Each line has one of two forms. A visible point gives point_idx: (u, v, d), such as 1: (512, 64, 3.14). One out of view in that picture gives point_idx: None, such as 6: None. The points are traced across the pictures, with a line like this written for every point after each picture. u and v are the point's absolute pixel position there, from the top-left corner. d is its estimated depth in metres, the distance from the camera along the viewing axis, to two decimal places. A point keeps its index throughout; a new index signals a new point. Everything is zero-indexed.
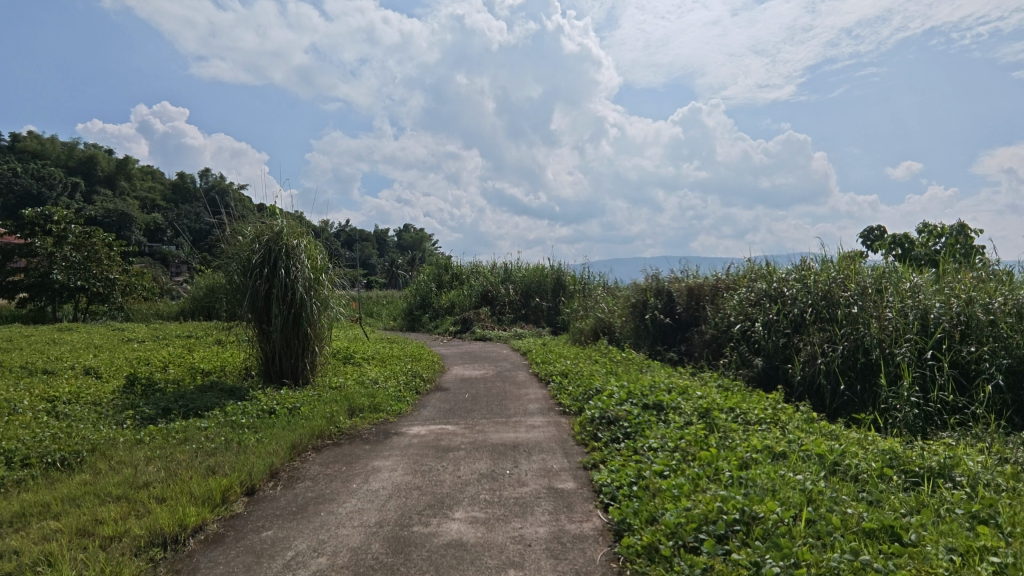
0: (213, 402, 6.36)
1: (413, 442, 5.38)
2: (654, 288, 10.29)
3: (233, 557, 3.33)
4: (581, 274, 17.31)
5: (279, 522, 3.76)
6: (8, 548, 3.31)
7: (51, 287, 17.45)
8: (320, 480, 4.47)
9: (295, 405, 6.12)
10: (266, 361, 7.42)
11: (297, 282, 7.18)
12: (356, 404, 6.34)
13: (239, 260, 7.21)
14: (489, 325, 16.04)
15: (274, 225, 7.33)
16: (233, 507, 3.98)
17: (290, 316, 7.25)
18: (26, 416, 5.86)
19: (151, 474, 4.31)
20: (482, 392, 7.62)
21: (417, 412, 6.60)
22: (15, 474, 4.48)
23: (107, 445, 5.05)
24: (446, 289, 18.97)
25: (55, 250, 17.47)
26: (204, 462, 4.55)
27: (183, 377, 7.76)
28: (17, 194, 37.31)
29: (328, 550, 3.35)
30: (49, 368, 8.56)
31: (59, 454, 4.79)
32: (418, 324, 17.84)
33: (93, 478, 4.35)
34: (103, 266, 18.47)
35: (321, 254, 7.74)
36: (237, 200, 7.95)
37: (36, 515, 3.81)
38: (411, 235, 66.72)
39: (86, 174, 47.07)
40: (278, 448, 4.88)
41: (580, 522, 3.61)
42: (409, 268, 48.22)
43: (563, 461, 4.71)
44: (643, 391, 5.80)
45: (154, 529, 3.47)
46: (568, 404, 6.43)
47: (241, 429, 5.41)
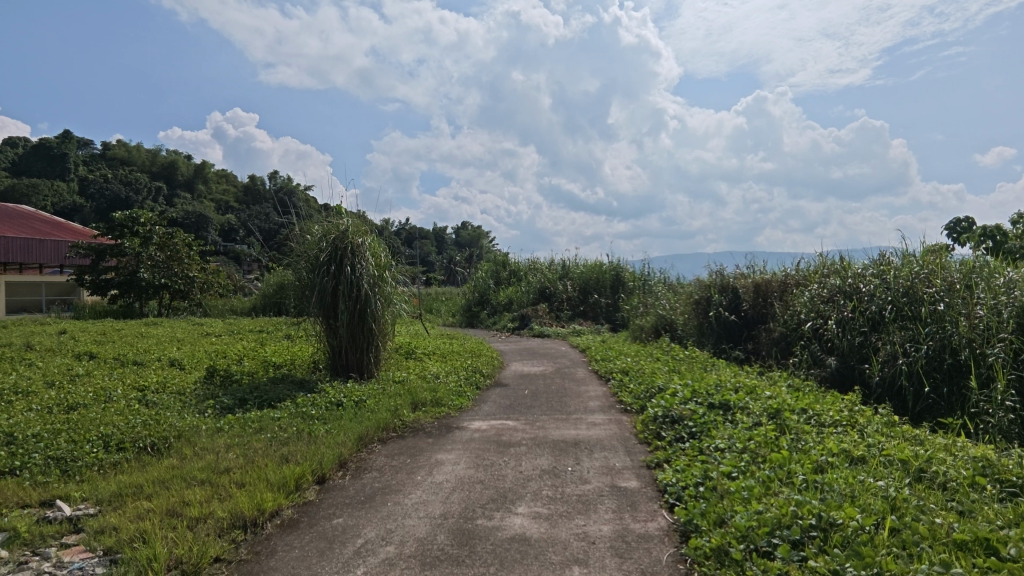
0: (285, 394, 6.67)
1: (475, 437, 5.46)
2: (719, 284, 9.98)
3: (307, 542, 3.49)
4: (641, 269, 17.06)
5: (349, 511, 3.90)
6: (108, 525, 3.60)
7: (138, 285, 18.77)
8: (386, 472, 4.60)
9: (361, 398, 6.33)
10: (334, 355, 7.70)
11: (363, 280, 7.41)
12: (419, 398, 6.49)
13: (309, 258, 7.54)
14: (547, 321, 16.04)
15: (340, 224, 7.59)
16: (306, 495, 4.17)
17: (356, 312, 7.49)
18: (120, 404, 6.34)
19: (231, 461, 4.57)
20: (543, 388, 7.64)
21: (478, 407, 6.69)
22: (111, 458, 4.86)
23: (192, 432, 5.39)
24: (504, 286, 19.10)
25: (142, 250, 18.82)
26: (278, 451, 4.78)
27: (258, 369, 8.17)
28: (109, 199, 40.36)
29: (395, 539, 3.45)
30: (139, 359, 9.22)
31: (150, 440, 5.15)
32: (477, 320, 18.03)
33: (180, 463, 4.65)
34: (184, 264, 19.74)
35: (384, 252, 7.96)
36: (305, 201, 8.27)
37: (131, 495, 4.12)
38: (470, 233, 67.68)
39: (168, 179, 50.35)
40: (346, 439, 5.06)
41: (644, 521, 3.56)
42: (467, 265, 48.98)
43: (625, 460, 4.66)
44: (708, 390, 5.65)
45: (235, 512, 3.69)
46: (629, 402, 6.35)
47: (311, 420, 5.65)
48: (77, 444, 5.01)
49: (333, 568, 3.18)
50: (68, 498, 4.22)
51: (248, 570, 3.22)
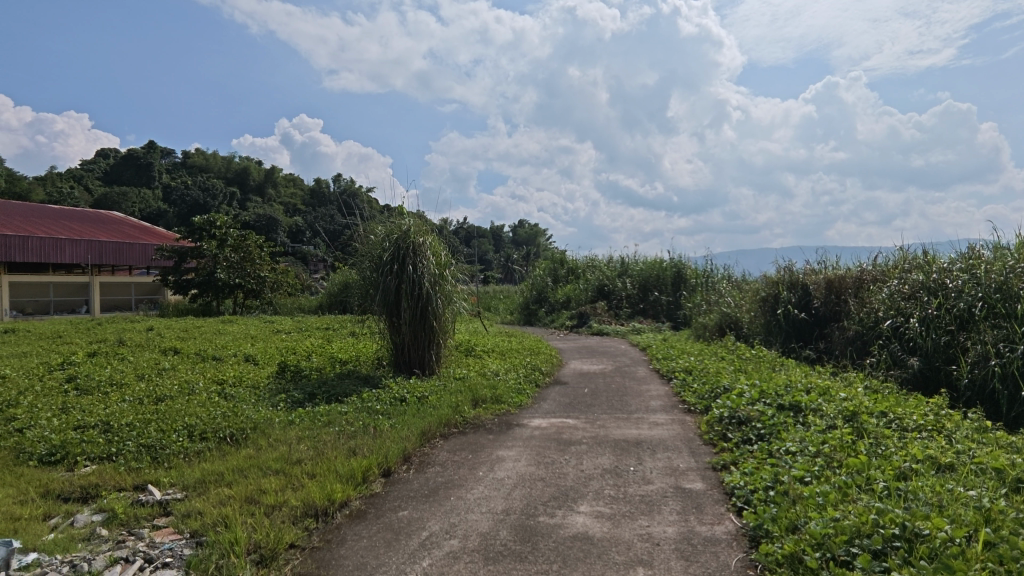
0: (351, 389, 6.91)
1: (535, 434, 5.48)
2: (787, 281, 9.57)
3: (374, 533, 3.61)
4: (703, 266, 16.59)
5: (414, 504, 4.00)
6: (193, 509, 3.85)
7: (215, 284, 19.91)
8: (449, 467, 4.69)
9: (423, 394, 6.47)
10: (396, 352, 7.89)
11: (424, 278, 7.58)
12: (479, 395, 6.56)
13: (372, 258, 7.78)
14: (606, 319, 15.86)
15: (403, 224, 7.78)
16: (373, 487, 4.31)
17: (417, 310, 7.67)
18: (201, 396, 6.76)
19: (303, 452, 4.78)
20: (603, 387, 7.56)
21: (538, 405, 6.70)
22: (195, 446, 5.18)
23: (266, 424, 5.68)
24: (562, 283, 19.04)
25: (218, 252, 20.05)
26: (346, 443, 4.96)
27: (325, 365, 8.51)
28: (188, 204, 43.05)
29: (459, 533, 3.51)
30: (217, 354, 9.78)
31: (229, 430, 5.46)
32: (535, 318, 18.02)
33: (255, 453, 4.91)
34: (256, 265, 20.81)
35: (444, 251, 8.11)
36: (367, 202, 8.52)
37: (213, 482, 4.39)
38: (527, 231, 67.90)
39: (241, 184, 53.15)
40: (410, 434, 5.19)
41: (711, 524, 3.47)
42: (524, 264, 49.16)
43: (690, 461, 4.55)
44: (777, 391, 5.43)
45: (307, 500, 3.86)
46: (693, 402, 6.19)
47: (376, 415, 5.83)
48: (165, 433, 5.37)
49: (400, 559, 3.27)
50: (158, 483, 4.54)
51: (320, 557, 3.36)
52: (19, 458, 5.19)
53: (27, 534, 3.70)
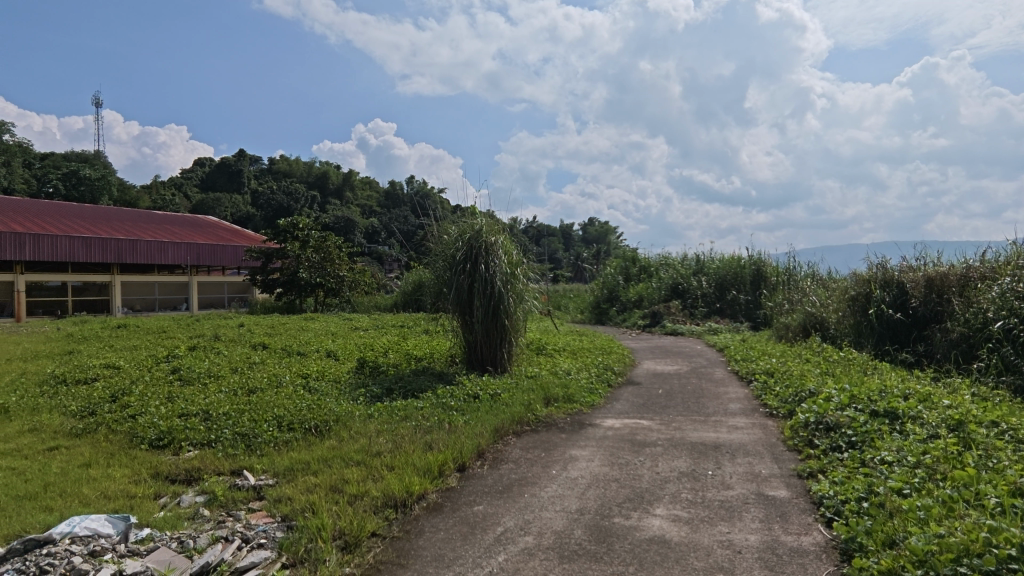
0: (427, 385, 7.11)
1: (608, 434, 5.43)
2: (881, 279, 8.94)
3: (451, 525, 3.70)
4: (785, 263, 15.81)
5: (488, 499, 4.07)
6: (284, 495, 4.10)
7: (298, 283, 21.03)
8: (522, 464, 4.73)
9: (496, 392, 6.56)
10: (469, 350, 8.02)
11: (496, 277, 7.67)
12: (551, 394, 6.57)
13: (446, 257, 7.96)
14: (680, 319, 15.43)
15: (475, 224, 7.91)
16: (448, 481, 4.41)
17: (490, 308, 7.77)
18: (288, 389, 7.18)
19: (382, 445, 4.97)
20: (678, 388, 7.39)
21: (610, 405, 6.64)
22: (284, 436, 5.50)
23: (348, 417, 5.95)
24: (634, 282, 18.71)
25: (301, 253, 21.24)
26: (423, 438, 5.11)
27: (401, 361, 8.81)
28: (274, 208, 45.68)
29: (533, 530, 3.54)
30: (301, 350, 10.32)
31: (314, 422, 5.76)
32: (606, 317, 17.79)
33: (339, 444, 5.16)
34: (335, 265, 21.83)
35: (516, 250, 8.20)
36: (439, 203, 8.73)
37: (301, 470, 4.65)
38: (597, 229, 67.33)
39: (321, 188, 55.84)
40: (484, 430, 5.27)
41: (797, 535, 3.31)
42: (595, 263, 48.70)
43: (773, 467, 4.36)
44: (870, 396, 5.10)
45: (387, 491, 4.01)
46: (775, 406, 5.92)
47: (451, 411, 5.97)
48: (257, 423, 5.75)
49: (476, 552, 3.34)
50: (252, 468, 4.86)
51: (400, 546, 3.49)
52: (133, 441, 5.72)
53: (141, 511, 4.07)
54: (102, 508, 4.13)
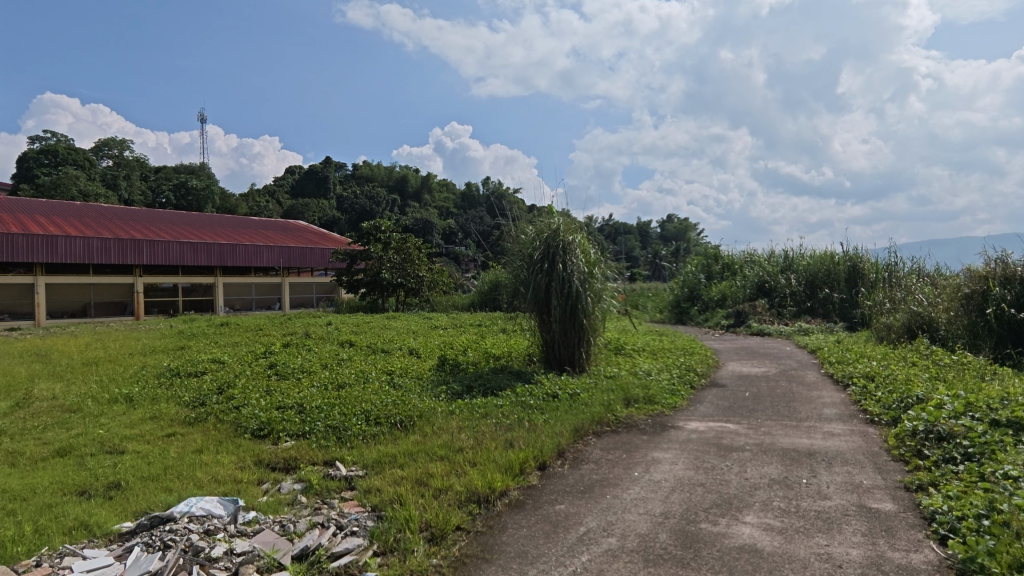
0: (506, 384, 7.19)
1: (692, 437, 5.27)
2: (1000, 276, 8.26)
3: (533, 523, 3.73)
4: (885, 259, 14.69)
5: (570, 499, 4.07)
6: (373, 486, 4.30)
7: (381, 284, 21.90)
8: (603, 465, 4.69)
9: (574, 391, 6.53)
10: (547, 349, 8.03)
11: (573, 276, 7.65)
12: (632, 395, 6.47)
13: (523, 257, 8.02)
14: (767, 319, 14.69)
15: (552, 224, 7.92)
16: (530, 479, 4.44)
17: (567, 307, 7.74)
18: (374, 385, 7.51)
19: (464, 441, 5.09)
20: (767, 391, 7.05)
21: (694, 407, 6.43)
22: (372, 430, 5.75)
23: (431, 413, 6.14)
24: (717, 280, 18.03)
25: (383, 254, 22.11)
26: (503, 435, 5.19)
27: (480, 359, 8.97)
28: (358, 212, 47.84)
29: (616, 531, 3.51)
30: (385, 348, 10.75)
31: (399, 417, 5.99)
32: (687, 316, 17.22)
33: (423, 439, 5.33)
34: (415, 265, 22.55)
35: (593, 249, 8.14)
36: (514, 203, 8.80)
37: (388, 463, 4.85)
38: (675, 227, 65.60)
39: (401, 191, 57.83)
40: (564, 430, 5.27)
41: (906, 552, 3.08)
42: (674, 260, 47.48)
43: (876, 478, 4.07)
44: (990, 405, 4.64)
45: (470, 487, 4.10)
46: (877, 413, 5.52)
47: (530, 409, 6.01)
48: (347, 417, 6.05)
49: (559, 551, 3.35)
50: (342, 460, 5.12)
51: (484, 541, 3.56)
52: (237, 430, 6.19)
53: (247, 495, 4.40)
54: (214, 490, 4.51)
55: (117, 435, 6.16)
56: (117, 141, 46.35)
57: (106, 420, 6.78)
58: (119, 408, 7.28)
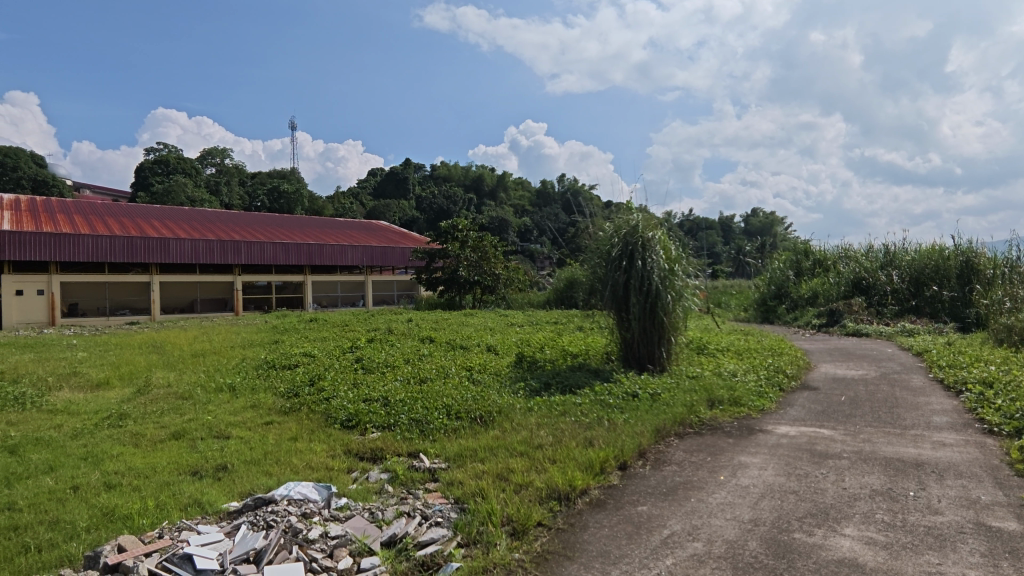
0: (584, 382, 7.16)
1: (782, 442, 5.02)
2: None
3: (615, 523, 3.69)
4: (1005, 254, 13.32)
5: (653, 500, 3.99)
6: (456, 479, 4.42)
7: (458, 281, 22.37)
8: (687, 467, 4.56)
9: (655, 391, 6.39)
10: (626, 347, 7.91)
11: (653, 273, 7.48)
12: (716, 396, 6.24)
13: (601, 254, 7.93)
14: (865, 319, 13.70)
15: (630, 220, 7.78)
16: (611, 478, 4.39)
17: (647, 305, 7.58)
18: (454, 380, 7.70)
19: (543, 438, 5.11)
20: (866, 395, 6.59)
21: (784, 411, 6.12)
22: (453, 424, 5.90)
23: (509, 409, 6.21)
24: (807, 277, 17.04)
25: (461, 252, 22.57)
26: (583, 434, 5.16)
27: (558, 357, 8.97)
28: (436, 211, 49.15)
29: (702, 536, 3.41)
30: (464, 344, 10.99)
31: (480, 412, 6.11)
32: (774, 315, 16.38)
33: (502, 435, 5.41)
34: (491, 263, 22.87)
35: (674, 245, 7.93)
36: (589, 200, 8.72)
37: (469, 457, 4.96)
38: (760, 221, 62.77)
39: (478, 190, 58.81)
40: (645, 430, 5.18)
41: None
42: (759, 255, 45.43)
43: (996, 494, 3.70)
44: None
45: (551, 484, 4.12)
46: (996, 422, 5.02)
47: (610, 408, 5.95)
48: (429, 410, 6.25)
49: (642, 553, 3.30)
50: (425, 452, 5.29)
51: (565, 538, 3.57)
52: (328, 420, 6.54)
53: (339, 482, 4.66)
54: (309, 476, 4.81)
55: (223, 421, 6.69)
56: (219, 150, 50.17)
57: (213, 407, 7.38)
58: (223, 396, 7.91)
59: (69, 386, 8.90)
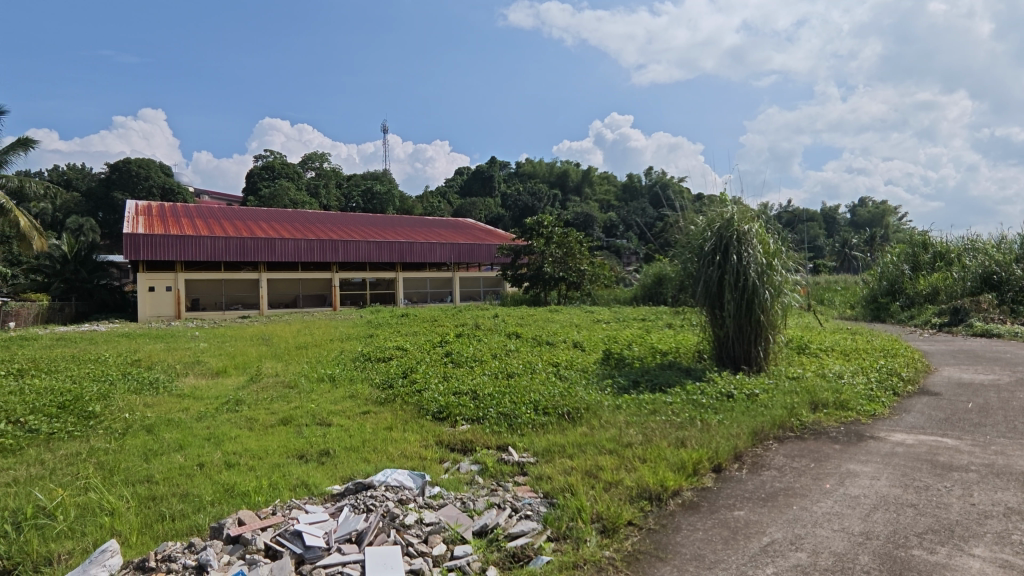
0: (675, 380, 6.97)
1: (897, 451, 4.62)
2: None
3: (710, 527, 3.57)
4: None
5: (751, 506, 3.81)
6: (545, 473, 4.46)
7: (543, 278, 22.43)
8: (788, 473, 4.31)
9: (753, 392, 6.10)
10: (719, 345, 7.60)
11: (750, 268, 7.12)
12: (820, 399, 5.85)
13: (693, 249, 7.66)
14: (996, 318, 12.30)
15: (725, 212, 7.44)
16: (704, 480, 4.25)
17: (743, 302, 7.23)
18: (541, 375, 7.75)
19: (633, 437, 5.02)
20: (998, 403, 5.92)
21: (899, 417, 5.63)
22: (540, 419, 5.95)
23: (597, 406, 6.17)
24: (926, 272, 15.54)
25: (546, 249, 22.62)
26: (675, 434, 5.03)
27: (647, 354, 8.77)
28: (521, 208, 49.61)
29: (807, 547, 3.21)
30: (550, 340, 11.02)
31: (567, 408, 6.10)
32: (886, 313, 15.09)
33: (591, 432, 5.39)
34: (577, 259, 22.76)
35: (772, 239, 7.51)
36: (679, 193, 8.45)
37: (558, 452, 4.98)
38: (869, 212, 58.14)
39: (563, 186, 58.70)
40: (741, 432, 4.96)
41: None
42: (868, 248, 42.06)
43: None
44: None
45: (641, 483, 4.04)
46: None
47: (703, 408, 5.75)
48: (517, 405, 6.34)
49: (739, 559, 3.17)
50: (514, 445, 5.37)
51: (657, 539, 3.50)
52: (420, 412, 6.81)
53: (432, 471, 4.84)
54: (404, 464, 5.04)
55: (325, 410, 7.14)
56: (319, 154, 53.41)
57: (316, 396, 7.90)
58: (325, 386, 8.45)
59: (194, 373, 9.86)
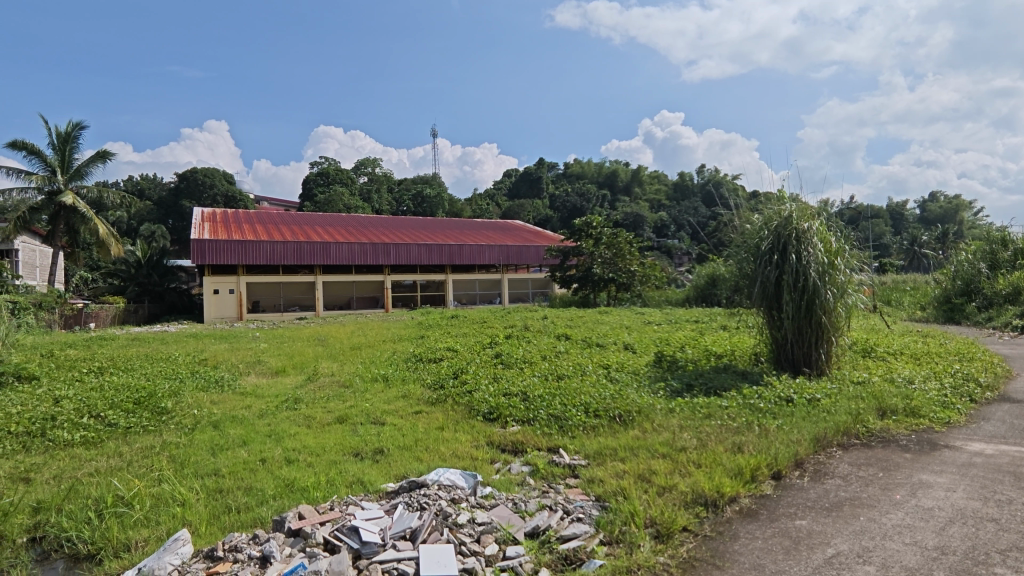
0: (730, 384, 6.77)
1: (976, 462, 4.33)
2: None
3: (770, 536, 3.45)
4: None
5: (813, 515, 3.66)
6: (596, 476, 4.42)
7: (593, 279, 22.24)
8: (854, 482, 4.12)
9: (814, 397, 5.86)
10: (777, 348, 7.34)
11: (810, 268, 6.84)
12: (888, 405, 5.55)
13: (749, 248, 7.42)
14: None
15: (783, 210, 7.17)
16: (763, 488, 4.11)
17: (802, 303, 6.96)
18: (591, 377, 7.69)
19: (687, 441, 4.91)
20: None
21: (976, 425, 5.28)
22: (591, 422, 5.90)
23: (649, 409, 6.07)
24: (1006, 271, 14.51)
25: (595, 250, 22.44)
26: (731, 438, 4.88)
27: (700, 357, 8.56)
28: (570, 209, 49.41)
29: (875, 560, 3.06)
30: (600, 342, 10.92)
31: (618, 411, 6.02)
32: (960, 315, 14.19)
33: (643, 435, 5.30)
34: (626, 260, 22.45)
35: (834, 237, 7.20)
36: (733, 191, 8.20)
37: (609, 455, 4.93)
38: (941, 207, 54.86)
39: (612, 185, 58.13)
40: (802, 438, 4.77)
41: None
42: (940, 245, 39.65)
43: None
44: None
45: (696, 489, 3.94)
46: None
47: (761, 413, 5.56)
48: (567, 407, 6.31)
49: (801, 570, 3.05)
50: (565, 447, 5.35)
51: (714, 546, 3.40)
52: (471, 412, 6.87)
53: (483, 472, 4.88)
54: (455, 464, 5.10)
55: (379, 409, 7.31)
56: (371, 160, 54.80)
57: (370, 395, 8.10)
58: (378, 386, 8.66)
59: (255, 372, 10.30)
